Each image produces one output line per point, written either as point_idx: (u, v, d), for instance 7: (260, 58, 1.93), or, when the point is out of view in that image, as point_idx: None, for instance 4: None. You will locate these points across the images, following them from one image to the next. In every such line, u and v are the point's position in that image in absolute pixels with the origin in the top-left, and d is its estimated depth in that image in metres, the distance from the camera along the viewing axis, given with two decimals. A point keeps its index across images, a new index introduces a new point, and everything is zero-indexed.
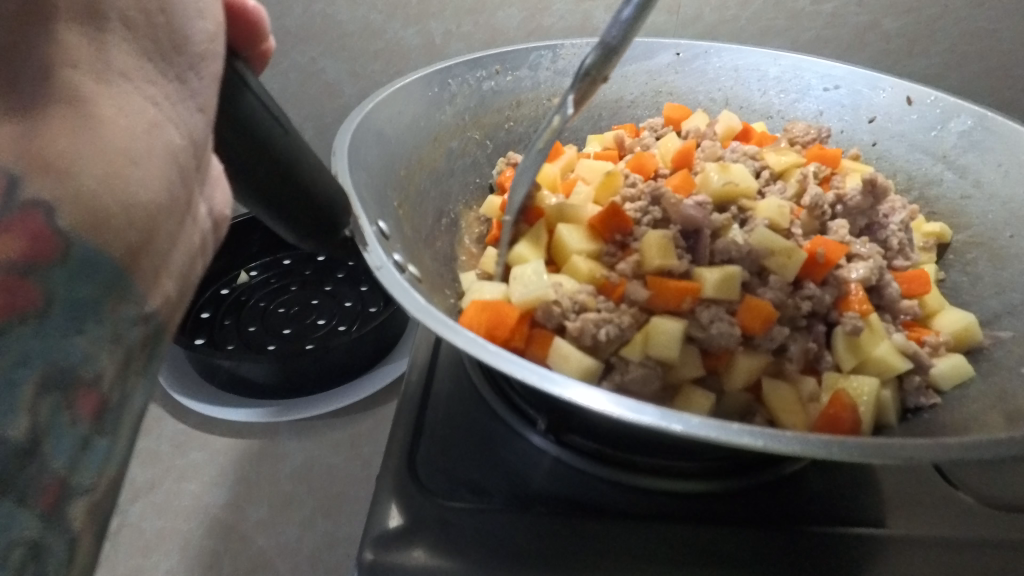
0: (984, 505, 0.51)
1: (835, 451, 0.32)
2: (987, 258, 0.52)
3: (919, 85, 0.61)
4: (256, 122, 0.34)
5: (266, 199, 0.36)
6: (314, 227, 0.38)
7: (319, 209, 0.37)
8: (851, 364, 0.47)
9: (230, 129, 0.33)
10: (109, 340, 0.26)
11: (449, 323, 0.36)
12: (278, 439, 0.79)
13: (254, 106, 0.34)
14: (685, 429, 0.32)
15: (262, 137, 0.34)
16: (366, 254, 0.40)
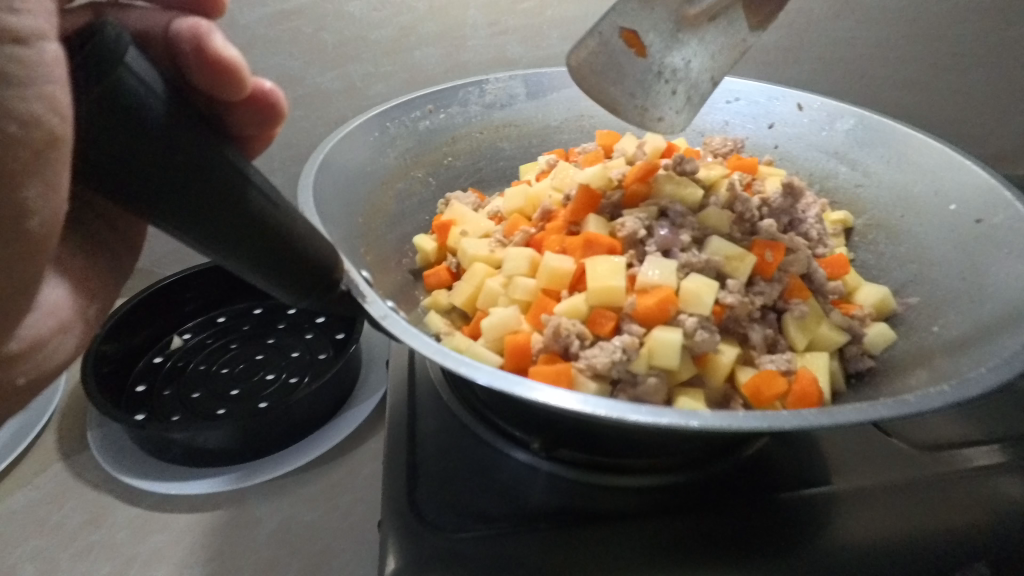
0: (914, 447, 0.60)
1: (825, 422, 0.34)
2: (885, 236, 0.61)
3: (807, 93, 0.70)
4: (246, 198, 0.37)
5: (260, 264, 0.39)
6: (308, 285, 0.40)
7: (314, 268, 0.40)
8: (803, 343, 0.53)
9: (222, 206, 0.36)
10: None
11: (466, 360, 0.38)
12: (248, 505, 0.76)
13: (243, 183, 0.36)
14: (701, 423, 0.34)
15: (255, 208, 0.37)
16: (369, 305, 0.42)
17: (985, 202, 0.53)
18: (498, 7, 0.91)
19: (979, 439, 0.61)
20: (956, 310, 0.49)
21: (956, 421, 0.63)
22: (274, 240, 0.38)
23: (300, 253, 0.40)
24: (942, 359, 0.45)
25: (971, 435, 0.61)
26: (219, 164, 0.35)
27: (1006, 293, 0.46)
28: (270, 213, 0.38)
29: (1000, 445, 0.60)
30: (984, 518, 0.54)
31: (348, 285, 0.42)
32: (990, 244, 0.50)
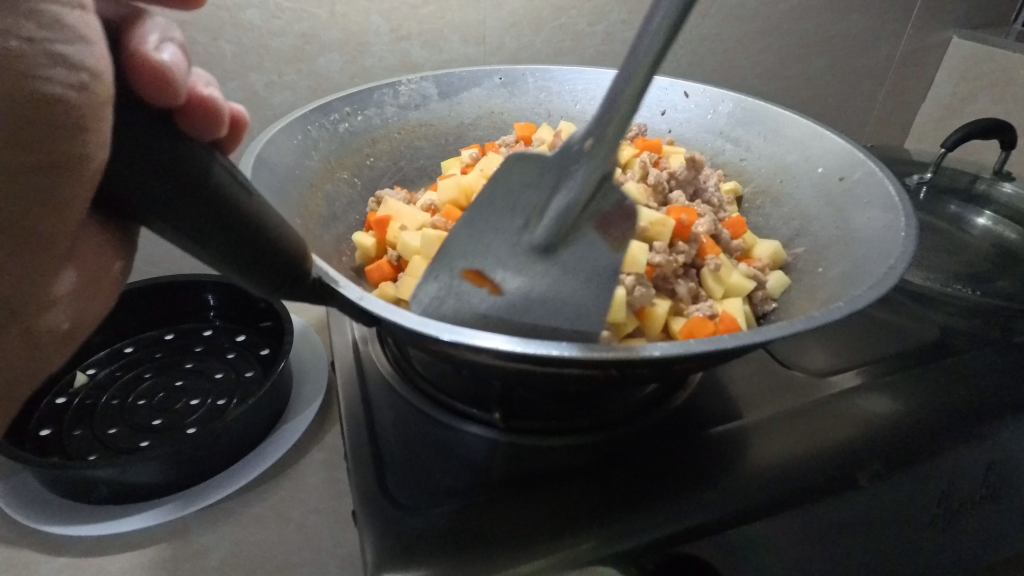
0: (804, 377, 0.71)
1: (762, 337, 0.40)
2: (769, 200, 0.72)
3: (691, 82, 0.79)
4: (224, 190, 0.35)
5: (237, 260, 0.36)
6: (284, 278, 0.38)
7: (293, 261, 0.38)
8: (720, 292, 0.61)
9: (200, 201, 0.34)
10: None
11: (447, 328, 0.39)
12: (192, 534, 0.73)
13: (221, 178, 0.35)
14: (663, 353, 0.38)
15: (233, 203, 0.35)
16: (343, 291, 0.41)
17: (844, 162, 0.63)
18: (399, 12, 0.92)
19: (849, 363, 0.73)
20: (835, 252, 0.58)
21: (831, 351, 0.75)
22: (251, 235, 0.36)
23: (277, 246, 0.37)
24: (828, 293, 0.54)
25: (844, 361, 0.73)
26: (197, 157, 0.34)
27: (869, 232, 0.55)
28: (249, 208, 0.36)
29: (865, 367, 0.72)
30: (872, 428, 0.64)
31: (319, 275, 0.42)
32: (854, 194, 0.60)
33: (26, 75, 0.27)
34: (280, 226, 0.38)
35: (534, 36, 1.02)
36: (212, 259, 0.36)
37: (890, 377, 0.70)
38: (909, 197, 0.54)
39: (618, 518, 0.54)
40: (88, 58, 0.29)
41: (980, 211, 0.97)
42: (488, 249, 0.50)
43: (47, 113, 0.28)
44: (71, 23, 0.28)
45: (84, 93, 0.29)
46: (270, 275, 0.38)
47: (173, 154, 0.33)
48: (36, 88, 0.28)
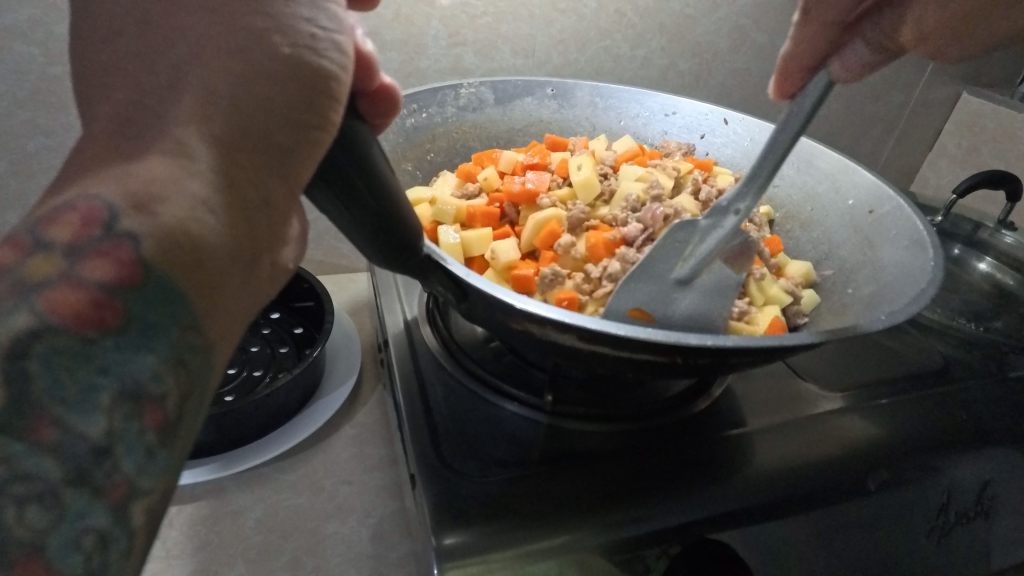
0: (812, 392, 0.75)
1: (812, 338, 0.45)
2: (799, 225, 0.77)
3: (732, 111, 0.85)
4: (376, 170, 0.39)
5: (372, 232, 0.41)
6: (402, 253, 0.43)
7: (415, 237, 0.43)
8: (760, 301, 0.66)
9: (362, 181, 0.38)
10: (176, 366, 0.31)
11: (542, 305, 0.44)
12: (229, 495, 0.76)
13: (375, 161, 0.39)
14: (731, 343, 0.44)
15: (381, 183, 0.39)
16: (450, 266, 0.47)
17: (873, 197, 0.69)
18: (458, 20, 0.98)
19: (857, 383, 0.78)
20: (863, 275, 0.64)
21: (840, 371, 0.80)
22: (386, 214, 0.40)
23: (404, 226, 0.42)
24: (858, 308, 0.60)
25: (855, 380, 0.78)
26: (359, 138, 0.38)
27: (896, 259, 0.61)
28: (391, 187, 0.40)
29: (872, 388, 0.77)
30: (869, 442, 0.69)
31: (429, 252, 0.46)
32: (881, 224, 0.66)
33: (315, 49, 0.33)
34: (409, 210, 0.42)
35: (579, 55, 1.08)
36: (346, 227, 0.40)
37: (878, 401, 0.74)
38: (936, 232, 0.59)
39: (645, 501, 0.58)
40: (345, 44, 0.35)
41: (981, 256, 1.04)
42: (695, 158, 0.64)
43: (323, 84, 0.34)
44: (338, 15, 0.35)
45: (344, 75, 0.35)
46: (398, 248, 0.43)
47: (346, 136, 0.37)
48: (317, 61, 0.34)
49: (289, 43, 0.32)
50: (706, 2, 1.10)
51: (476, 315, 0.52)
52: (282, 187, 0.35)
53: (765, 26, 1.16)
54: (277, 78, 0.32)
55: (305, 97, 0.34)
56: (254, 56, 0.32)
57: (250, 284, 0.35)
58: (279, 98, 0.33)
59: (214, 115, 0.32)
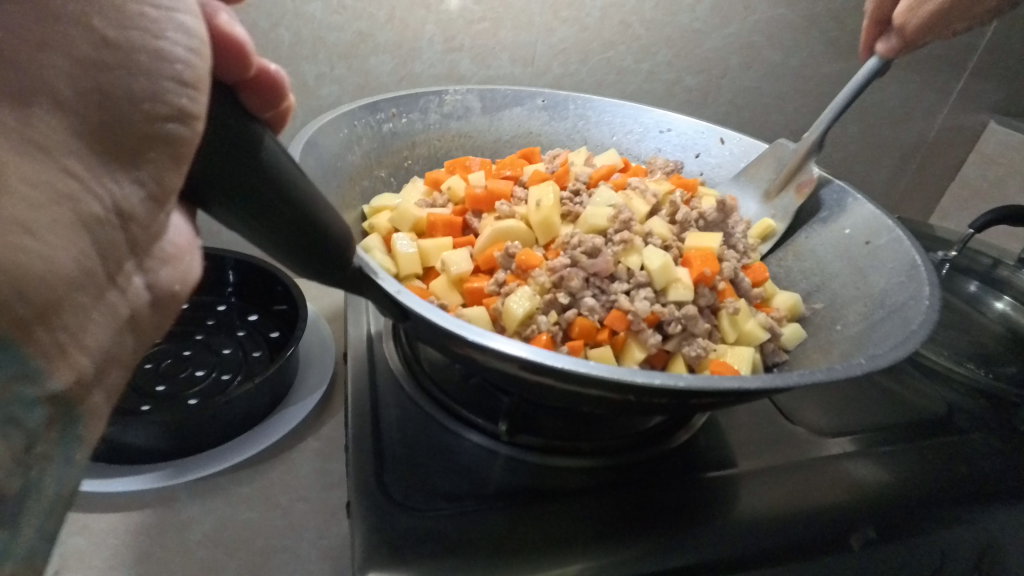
0: (807, 434, 0.70)
1: (785, 382, 0.40)
2: (793, 254, 0.72)
3: (728, 130, 0.82)
4: (278, 168, 0.36)
5: (281, 241, 0.37)
6: (322, 264, 0.39)
7: (339, 247, 0.39)
8: (732, 337, 0.59)
9: (258, 184, 0.35)
10: (6, 426, 0.27)
11: (478, 332, 0.40)
12: (177, 504, 0.72)
13: (273, 156, 0.36)
14: (686, 384, 0.39)
15: (282, 184, 0.36)
16: (381, 281, 0.43)
17: (871, 227, 0.65)
18: (454, 24, 0.95)
19: (858, 427, 0.73)
20: (855, 311, 0.59)
21: (841, 413, 0.75)
22: (293, 218, 0.37)
23: (318, 231, 0.39)
24: (845, 347, 0.54)
25: (856, 424, 0.73)
26: (252, 129, 0.35)
27: (890, 295, 0.56)
28: (299, 189, 0.37)
29: (875, 433, 0.72)
30: (865, 493, 0.64)
31: (361, 263, 0.43)
32: (879, 259, 0.61)
33: (149, 31, 0.29)
34: (326, 213, 0.39)
35: (581, 65, 1.05)
36: (254, 235, 0.37)
37: (885, 446, 0.70)
38: (934, 267, 0.55)
39: (607, 546, 0.54)
40: (194, 25, 0.31)
41: (999, 295, 0.97)
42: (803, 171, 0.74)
43: (172, 70, 0.30)
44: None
45: (199, 59, 0.31)
46: (312, 260, 0.39)
47: (227, 132, 0.34)
48: (153, 44, 0.29)
49: (115, 26, 0.28)
50: (717, 17, 1.05)
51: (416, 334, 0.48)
52: (138, 198, 0.32)
53: (779, 44, 1.12)
54: (107, 69, 0.28)
55: (150, 88, 0.30)
56: (72, 45, 0.27)
57: (116, 311, 0.33)
58: (118, 94, 0.29)
59: (37, 115, 0.26)
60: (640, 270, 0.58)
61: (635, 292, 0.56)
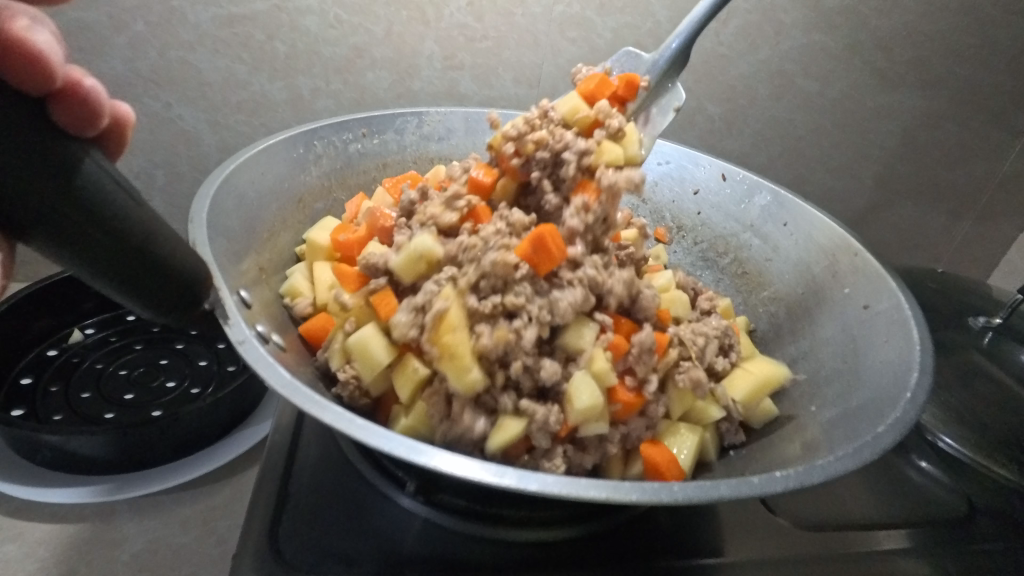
0: (791, 528, 0.58)
1: (663, 497, 0.34)
2: (786, 310, 0.64)
3: (731, 165, 0.73)
4: (100, 198, 0.31)
5: (117, 274, 0.33)
6: (176, 302, 0.36)
7: (186, 275, 0.36)
8: (679, 414, 0.53)
9: (82, 212, 0.31)
10: None
11: (316, 399, 0.36)
12: (114, 520, 0.70)
13: (93, 176, 0.31)
14: (538, 487, 0.34)
15: (109, 215, 0.32)
16: (228, 328, 0.38)
17: (873, 289, 0.57)
18: (455, 42, 0.90)
19: (873, 522, 0.61)
20: (833, 391, 0.50)
21: (855, 503, 0.63)
22: (126, 253, 0.33)
23: (163, 264, 0.34)
24: (814, 435, 0.46)
25: (869, 517, 0.61)
26: (64, 148, 0.30)
27: (873, 379, 0.48)
28: (131, 218, 0.33)
29: (906, 532, 0.60)
30: None
31: (215, 306, 0.39)
32: (873, 329, 0.53)
33: None
34: (171, 241, 0.35)
35: None
36: (80, 271, 0.33)
37: (924, 554, 0.58)
38: (931, 357, 0.46)
39: None
40: None
41: None
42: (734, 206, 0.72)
43: None
44: None
45: None
46: (161, 295, 0.35)
47: (39, 150, 0.29)
48: None
49: None
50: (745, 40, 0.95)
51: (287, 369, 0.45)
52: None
53: (819, 74, 0.99)
54: None
55: None
56: None
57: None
58: None
59: None
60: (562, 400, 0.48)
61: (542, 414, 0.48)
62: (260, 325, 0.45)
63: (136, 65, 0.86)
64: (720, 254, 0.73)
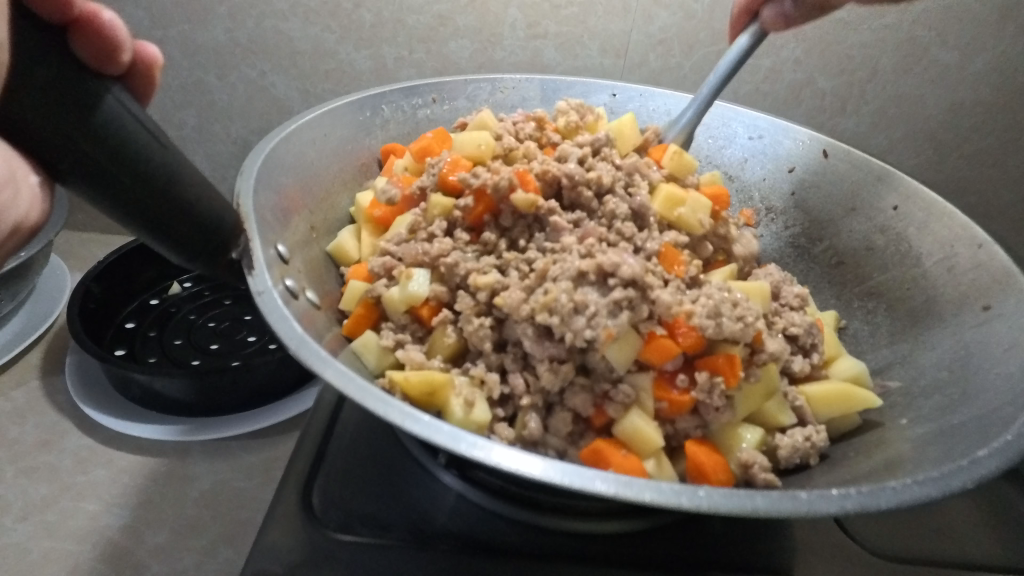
0: (866, 557, 0.50)
1: (683, 500, 0.30)
2: (885, 307, 0.56)
3: (834, 141, 0.65)
4: (124, 135, 0.33)
5: (145, 217, 0.35)
6: (202, 249, 0.38)
7: (211, 220, 0.38)
8: (741, 415, 0.47)
9: (110, 154, 0.33)
10: None
11: (321, 355, 0.35)
12: (188, 459, 0.74)
13: (123, 120, 0.33)
14: (543, 473, 0.31)
15: (134, 156, 0.34)
16: (250, 279, 0.39)
17: (998, 288, 0.48)
18: (540, 9, 0.86)
19: (976, 564, 0.52)
20: (931, 404, 0.43)
21: (959, 542, 0.53)
22: (152, 195, 0.35)
23: (187, 206, 0.36)
24: (900, 451, 0.40)
25: (971, 560, 0.52)
26: (89, 88, 0.32)
27: (983, 395, 0.41)
28: (154, 160, 0.35)
29: None
30: None
31: (241, 256, 0.40)
32: (992, 335, 0.45)
33: None
34: (194, 185, 0.37)
35: (685, 59, 0.89)
36: (112, 215, 0.35)
37: None
38: None
39: None
40: None
41: None
42: (801, 159, 0.67)
43: None
44: None
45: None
46: (188, 240, 0.37)
47: (71, 90, 0.31)
48: None
49: None
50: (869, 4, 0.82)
51: (316, 324, 0.45)
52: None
53: (961, 42, 0.83)
54: None
55: None
56: None
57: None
58: None
59: None
60: (616, 397, 0.45)
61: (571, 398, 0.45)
62: (290, 279, 0.45)
63: (235, 35, 0.90)
64: (813, 240, 0.64)
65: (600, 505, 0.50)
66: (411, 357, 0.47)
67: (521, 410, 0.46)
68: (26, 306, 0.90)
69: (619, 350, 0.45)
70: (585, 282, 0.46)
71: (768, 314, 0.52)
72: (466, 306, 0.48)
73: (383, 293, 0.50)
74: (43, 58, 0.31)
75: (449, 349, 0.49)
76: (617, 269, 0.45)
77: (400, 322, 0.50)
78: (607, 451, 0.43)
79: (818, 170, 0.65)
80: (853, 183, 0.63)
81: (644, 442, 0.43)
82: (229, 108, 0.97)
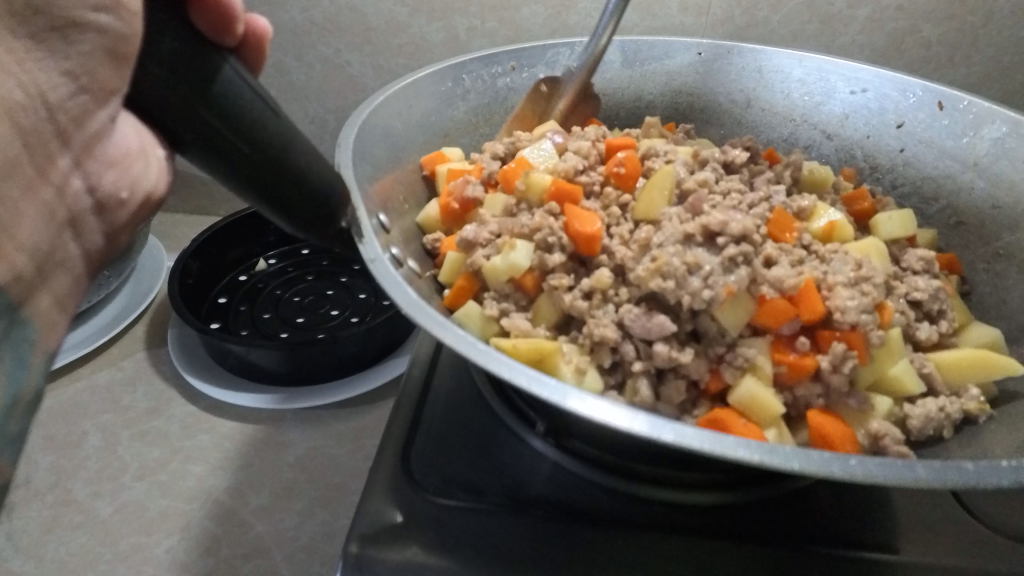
0: (992, 537, 0.47)
1: (836, 470, 0.29)
2: (1016, 268, 0.52)
3: (952, 91, 0.59)
4: (239, 104, 0.35)
5: (261, 185, 0.36)
6: (313, 217, 0.39)
7: (322, 189, 0.39)
8: (869, 382, 0.44)
9: (229, 124, 0.34)
10: None
11: (438, 319, 0.35)
12: (283, 426, 0.78)
13: (239, 90, 0.35)
14: (676, 438, 0.30)
15: (250, 125, 0.35)
16: (361, 246, 0.40)
17: None
18: None
19: None
20: None
21: None
22: (266, 162, 0.36)
23: (298, 174, 0.37)
24: None
25: None
26: (208, 60, 0.34)
27: None
28: (267, 129, 0.36)
29: None
30: None
31: (351, 224, 0.41)
32: None
33: None
34: (305, 152, 0.38)
35: (773, 12, 0.83)
36: (232, 185, 0.36)
37: None
38: None
39: None
40: None
41: None
42: (915, 110, 0.61)
43: None
44: None
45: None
46: (300, 208, 0.38)
47: (195, 63, 0.33)
48: None
49: None
50: None
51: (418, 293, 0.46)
52: (67, 91, 0.32)
53: None
54: None
55: None
56: None
57: (55, 212, 0.35)
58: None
59: None
60: (735, 372, 0.43)
61: (686, 368, 0.43)
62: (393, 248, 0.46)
63: (311, 14, 0.91)
64: (927, 200, 0.60)
65: (700, 477, 0.49)
66: (517, 325, 0.47)
67: (633, 377, 0.45)
68: (130, 284, 0.97)
69: (734, 316, 0.43)
70: (693, 244, 0.45)
71: (889, 277, 0.48)
72: (558, 280, 0.47)
73: (483, 264, 0.49)
74: (165, 33, 0.33)
75: (552, 317, 0.48)
76: (726, 228, 0.44)
77: (502, 291, 0.49)
78: (727, 418, 0.41)
79: (929, 124, 0.60)
80: (974, 137, 0.57)
81: (764, 410, 0.42)
82: (306, 88, 0.99)
